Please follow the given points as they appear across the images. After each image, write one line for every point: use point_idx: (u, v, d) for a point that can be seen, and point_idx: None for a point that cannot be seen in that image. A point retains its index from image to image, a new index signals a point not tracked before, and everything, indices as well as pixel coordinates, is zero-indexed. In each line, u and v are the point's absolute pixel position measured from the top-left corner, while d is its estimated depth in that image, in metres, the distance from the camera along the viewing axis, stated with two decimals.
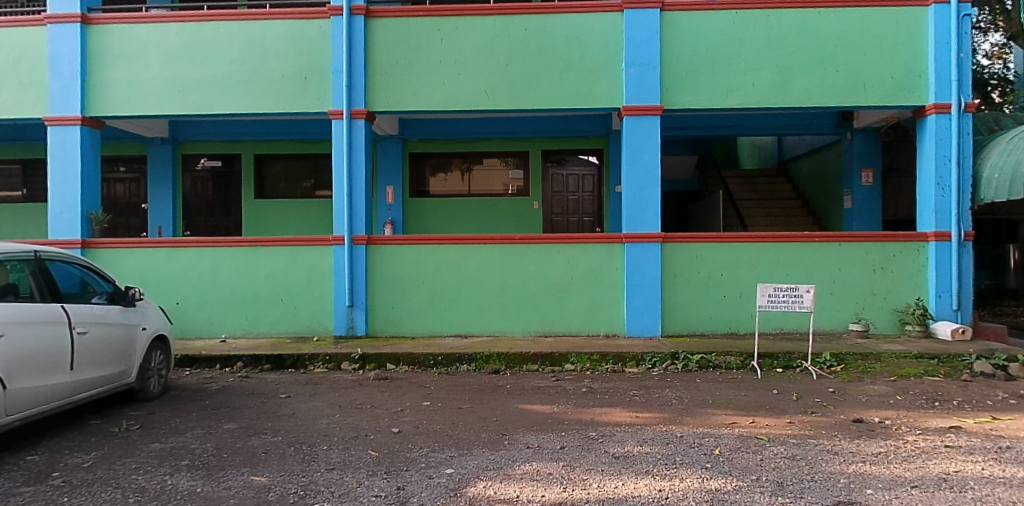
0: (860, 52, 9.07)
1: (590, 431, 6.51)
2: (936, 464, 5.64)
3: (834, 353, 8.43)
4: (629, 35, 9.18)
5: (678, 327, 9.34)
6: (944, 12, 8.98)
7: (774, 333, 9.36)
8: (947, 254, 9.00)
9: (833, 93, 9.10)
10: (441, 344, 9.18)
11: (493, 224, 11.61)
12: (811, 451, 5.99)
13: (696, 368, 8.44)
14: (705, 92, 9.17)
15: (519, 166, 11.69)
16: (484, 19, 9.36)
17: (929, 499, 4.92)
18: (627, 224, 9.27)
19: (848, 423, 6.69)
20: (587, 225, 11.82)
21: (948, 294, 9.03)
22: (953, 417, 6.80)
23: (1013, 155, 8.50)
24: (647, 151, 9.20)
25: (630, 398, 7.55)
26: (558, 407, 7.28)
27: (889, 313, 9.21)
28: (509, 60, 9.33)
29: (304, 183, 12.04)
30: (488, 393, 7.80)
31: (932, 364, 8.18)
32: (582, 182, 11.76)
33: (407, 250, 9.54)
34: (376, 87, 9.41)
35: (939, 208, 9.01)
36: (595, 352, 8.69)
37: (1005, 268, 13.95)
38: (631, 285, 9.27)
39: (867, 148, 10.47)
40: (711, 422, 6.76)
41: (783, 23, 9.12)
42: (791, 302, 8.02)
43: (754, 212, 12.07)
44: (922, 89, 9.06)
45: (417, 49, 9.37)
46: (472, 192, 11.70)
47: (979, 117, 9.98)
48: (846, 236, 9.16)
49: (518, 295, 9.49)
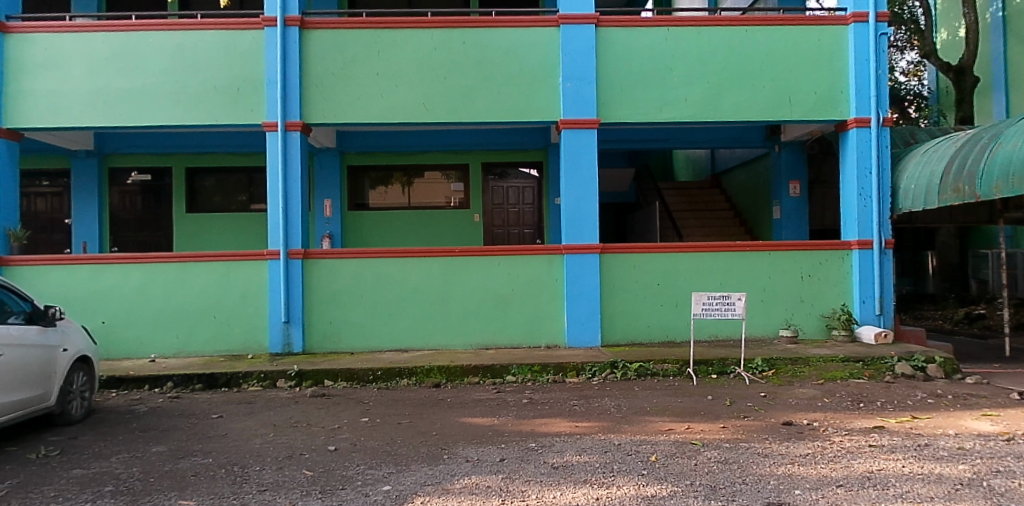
0: (786, 69, 9.43)
1: (529, 442, 6.51)
2: (861, 463, 5.85)
3: (766, 358, 8.66)
4: (566, 50, 9.32)
5: (618, 336, 9.46)
6: (863, 31, 9.43)
7: (709, 340, 9.56)
8: (869, 261, 9.41)
9: (761, 108, 9.42)
10: (379, 358, 9.04)
11: (435, 237, 11.56)
12: (743, 454, 6.14)
13: (635, 376, 8.58)
14: (639, 107, 9.39)
15: (460, 179, 11.70)
16: (422, 31, 9.34)
17: (853, 498, 5.08)
18: (566, 236, 9.37)
19: (778, 426, 6.88)
20: (528, 237, 11.95)
21: (871, 300, 9.42)
22: (877, 417, 7.08)
23: (927, 168, 8.94)
24: (585, 164, 9.34)
25: (569, 407, 7.60)
26: (498, 419, 7.26)
27: (817, 319, 9.55)
28: (448, 73, 9.34)
29: (239, 197, 11.81)
30: (428, 407, 7.73)
31: (857, 367, 8.50)
32: (523, 194, 11.85)
33: (345, 263, 9.39)
34: (311, 100, 9.32)
35: (861, 218, 9.42)
36: (536, 363, 8.70)
37: (923, 274, 15.01)
38: (572, 295, 9.35)
39: (793, 161, 10.85)
40: (647, 429, 6.85)
41: (712, 40, 9.42)
42: (723, 310, 8.23)
43: (690, 224, 12.37)
44: (844, 105, 9.49)
45: (354, 62, 9.30)
46: (412, 205, 11.64)
47: (897, 132, 10.49)
48: (775, 245, 9.46)
49: (458, 308, 9.44)
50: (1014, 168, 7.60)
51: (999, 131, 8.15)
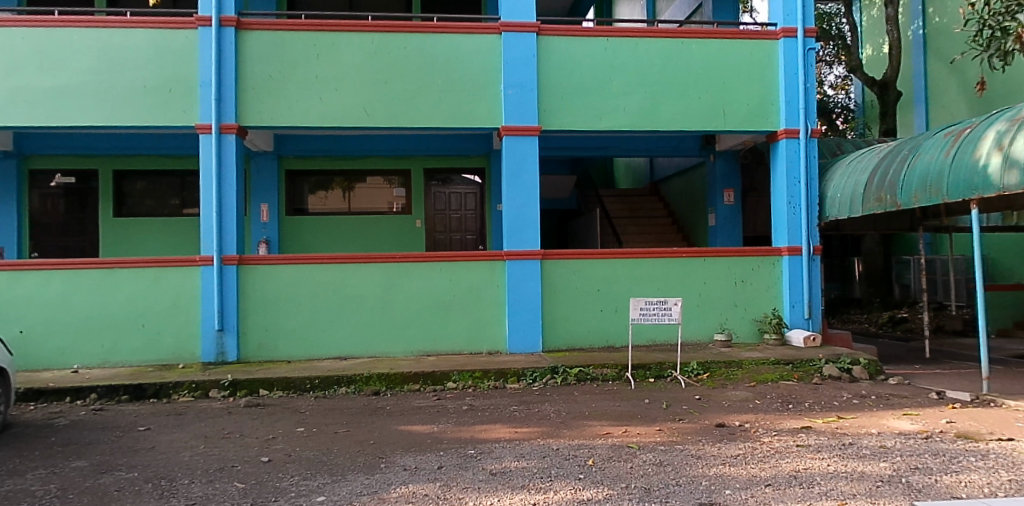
0: (720, 80, 9.72)
1: (468, 449, 6.48)
2: (788, 463, 6.04)
3: (701, 361, 8.85)
4: (507, 58, 9.37)
5: (559, 342, 9.53)
6: (792, 45, 9.79)
7: (647, 345, 9.72)
8: (798, 266, 9.75)
9: (697, 118, 9.67)
10: (318, 367, 8.86)
11: (376, 243, 11.43)
12: (677, 456, 6.26)
13: (574, 381, 8.65)
14: (580, 115, 9.51)
15: (402, 185, 11.61)
16: (363, 35, 9.25)
17: (781, 496, 5.22)
18: (508, 242, 9.40)
19: (712, 428, 7.04)
20: (470, 244, 11.92)
21: (801, 304, 9.76)
22: (805, 417, 7.33)
23: (852, 178, 9.35)
24: (526, 170, 9.40)
25: (510, 413, 7.61)
26: (438, 426, 7.20)
27: (750, 323, 9.82)
28: (389, 78, 9.26)
29: (171, 200, 11.44)
30: (367, 415, 7.62)
31: (787, 369, 8.79)
32: (466, 200, 11.84)
33: (282, 269, 9.19)
34: (247, 101, 9.10)
35: (791, 225, 9.76)
36: (477, 369, 8.66)
37: (850, 280, 15.68)
38: (512, 302, 9.37)
39: (728, 170, 11.13)
40: (586, 433, 6.91)
41: (650, 51, 9.62)
42: (660, 315, 8.40)
43: (629, 230, 12.61)
44: (774, 116, 9.83)
45: (292, 64, 9.13)
46: (352, 210, 11.48)
47: (825, 143, 10.90)
48: (710, 251, 9.71)
49: (399, 315, 9.34)
50: (931, 178, 8.01)
51: (917, 143, 8.59)
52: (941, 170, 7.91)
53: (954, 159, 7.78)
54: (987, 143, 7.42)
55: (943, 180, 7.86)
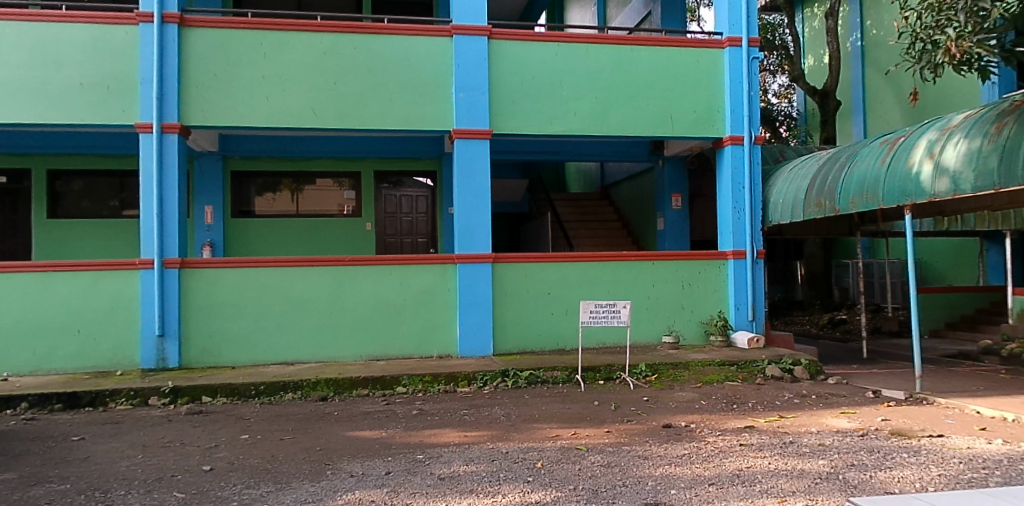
0: (668, 87, 9.90)
1: (417, 454, 6.42)
2: (732, 462, 6.17)
3: (649, 363, 8.98)
4: (458, 61, 9.36)
5: (510, 345, 9.55)
6: (738, 54, 10.04)
7: (597, 348, 9.82)
8: (743, 270, 9.99)
9: (646, 124, 9.83)
10: (264, 373, 8.67)
11: (324, 246, 11.27)
12: (624, 457, 6.33)
13: (525, 384, 8.67)
14: (531, 119, 9.56)
15: (353, 187, 11.48)
16: (311, 35, 9.11)
17: (724, 495, 5.33)
18: (459, 245, 9.37)
19: (658, 428, 7.15)
20: (421, 247, 11.86)
21: (745, 306, 10.02)
22: (748, 417, 7.51)
23: (793, 183, 9.64)
24: (477, 173, 9.39)
25: (459, 417, 7.57)
26: (386, 432, 7.12)
27: (696, 325, 10.02)
28: (338, 79, 9.14)
29: (110, 202, 11.06)
30: (314, 421, 7.49)
31: (732, 370, 9.00)
32: (416, 203, 11.79)
33: (226, 273, 8.97)
34: (190, 100, 8.86)
35: (735, 230, 10.01)
36: (427, 373, 8.59)
37: (793, 282, 16.14)
38: (463, 305, 9.35)
39: (676, 176, 11.31)
40: (535, 436, 6.93)
41: (600, 57, 9.74)
42: (610, 318, 8.49)
43: (580, 234, 12.75)
44: (720, 123, 10.06)
45: (238, 63, 8.94)
46: (300, 213, 11.30)
47: (768, 150, 11.23)
48: (658, 255, 9.87)
49: (347, 319, 9.21)
50: (867, 184, 8.32)
51: (855, 151, 8.92)
52: (877, 176, 8.22)
53: (888, 166, 8.10)
54: (919, 151, 7.75)
55: (878, 186, 8.17)
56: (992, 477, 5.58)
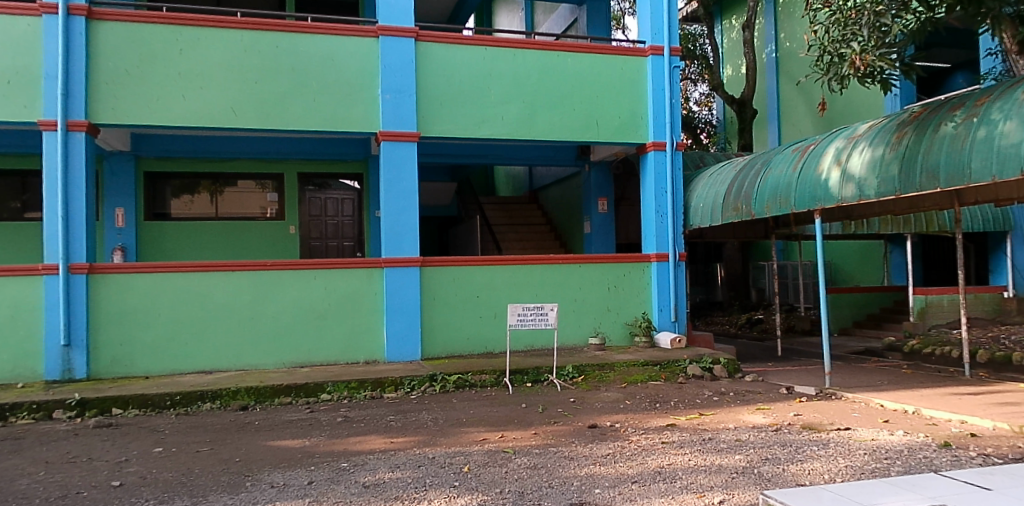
0: (594, 93, 10.09)
1: (341, 462, 6.31)
2: (654, 459, 6.33)
3: (576, 365, 9.11)
4: (385, 62, 9.26)
5: (438, 349, 9.49)
6: (660, 62, 10.33)
7: (525, 350, 9.90)
8: (666, 272, 10.28)
9: (573, 129, 9.99)
10: (180, 382, 8.31)
11: (246, 250, 10.93)
12: (551, 458, 6.40)
13: (453, 388, 8.65)
14: (458, 122, 9.56)
15: (276, 189, 11.19)
16: (231, 32, 8.83)
17: (645, 492, 5.46)
18: (386, 249, 9.27)
19: (584, 429, 7.25)
20: (348, 250, 11.69)
21: (667, 308, 10.30)
22: (670, 415, 7.72)
23: (712, 189, 10.00)
24: (405, 176, 9.32)
25: (386, 423, 7.48)
26: (310, 440, 6.96)
27: (622, 326, 10.23)
28: (259, 77, 8.88)
29: (11, 203, 10.39)
30: (233, 432, 7.23)
31: (655, 370, 9.24)
32: (342, 206, 11.60)
33: (139, 278, 8.56)
34: (100, 97, 8.42)
35: (658, 233, 10.28)
36: (353, 379, 8.44)
37: (713, 284, 16.70)
38: (390, 310, 9.25)
39: (602, 180, 11.51)
40: (462, 440, 6.92)
41: (527, 62, 9.84)
42: (537, 320, 8.56)
43: (509, 237, 12.84)
44: (643, 129, 10.32)
45: (151, 59, 8.57)
46: (220, 216, 10.93)
47: (689, 156, 11.60)
48: (584, 258, 10.04)
49: (270, 325, 8.95)
50: (780, 190, 8.72)
51: (769, 158, 9.35)
52: (789, 182, 8.63)
53: (800, 172, 8.52)
54: (828, 159, 8.19)
55: (790, 191, 8.58)
56: (893, 466, 5.93)
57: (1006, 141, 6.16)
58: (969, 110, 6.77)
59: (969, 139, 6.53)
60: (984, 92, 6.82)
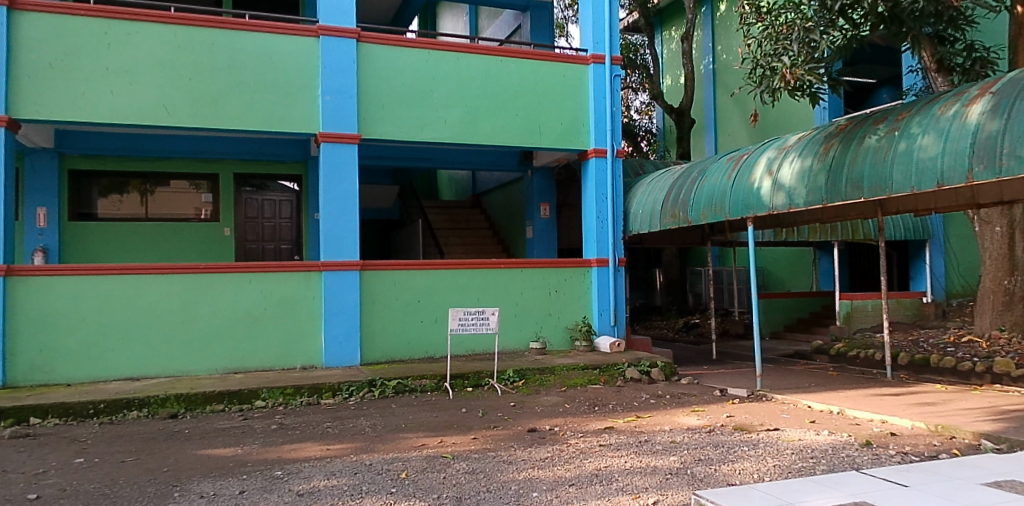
0: (536, 99, 10.19)
1: (275, 470, 6.16)
2: (591, 462, 6.41)
3: (517, 369, 9.16)
4: (325, 63, 9.12)
5: (377, 354, 9.40)
6: (601, 70, 10.50)
7: (466, 355, 9.90)
8: (606, 277, 10.44)
9: (515, 134, 10.06)
10: (104, 390, 7.96)
11: (178, 252, 10.59)
12: (489, 463, 6.41)
13: (392, 394, 8.59)
14: (401, 125, 9.50)
15: (211, 190, 10.88)
16: (163, 27, 8.54)
17: (582, 495, 5.51)
18: (324, 252, 9.12)
19: (523, 433, 7.29)
20: (285, 253, 11.47)
21: (607, 312, 10.46)
22: (608, 418, 7.84)
23: (651, 196, 10.23)
24: (345, 179, 9.20)
25: (322, 430, 7.35)
26: (242, 449, 6.77)
27: (562, 331, 10.33)
28: (193, 75, 8.62)
29: None
30: (161, 441, 6.96)
31: (595, 374, 9.38)
32: (280, 208, 11.39)
33: (62, 281, 8.18)
34: (21, 91, 8.01)
35: (598, 239, 10.45)
36: (289, 385, 8.27)
37: (653, 289, 17.05)
38: (329, 315, 9.10)
39: (544, 186, 11.64)
40: (401, 446, 6.86)
41: (470, 66, 9.85)
42: (478, 325, 8.56)
43: (451, 242, 12.84)
44: (585, 136, 10.47)
45: (78, 52, 8.22)
46: (150, 217, 10.55)
47: (629, 163, 11.83)
48: (526, 262, 10.10)
49: (202, 330, 8.68)
50: (716, 198, 8.97)
51: (705, 167, 9.61)
52: (724, 190, 8.90)
53: (734, 181, 8.79)
54: (760, 169, 8.48)
55: (725, 199, 8.84)
56: (818, 465, 6.16)
57: (923, 154, 6.49)
58: (890, 125, 7.11)
59: (891, 152, 6.85)
60: (904, 107, 7.18)
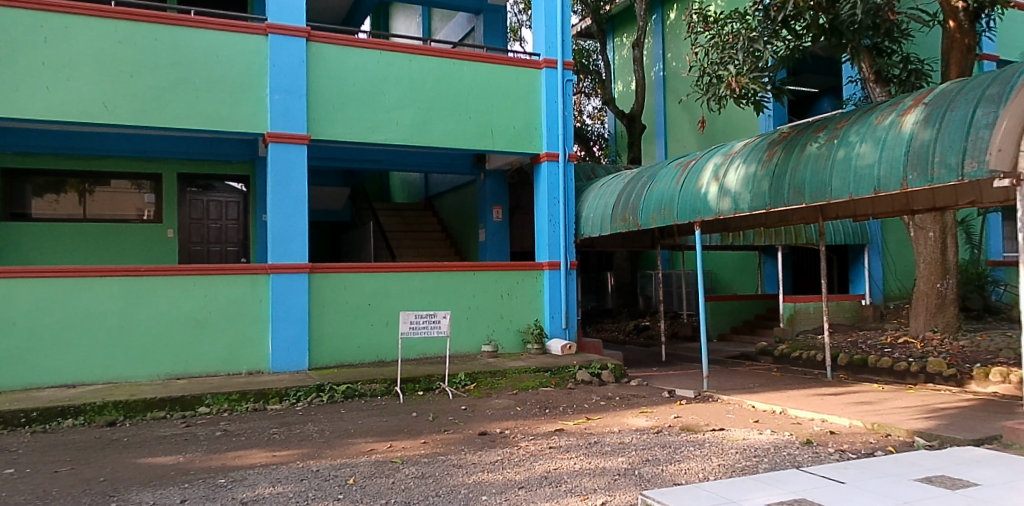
0: (489, 102, 10.21)
1: (218, 478, 6.00)
2: (541, 464, 6.44)
3: (468, 372, 9.15)
4: (274, 62, 8.97)
5: (326, 359, 9.27)
6: (553, 75, 10.60)
7: (417, 358, 9.85)
8: (557, 280, 10.53)
9: (467, 137, 10.06)
10: (37, 397, 7.63)
11: (119, 255, 10.26)
12: (439, 467, 6.38)
13: (342, 398, 8.48)
14: (351, 127, 9.40)
15: (154, 190, 10.58)
16: (104, 21, 8.26)
17: (531, 497, 5.53)
18: (272, 255, 8.96)
19: (474, 437, 7.28)
20: (232, 256, 11.21)
21: (559, 315, 10.55)
22: (558, 420, 7.90)
23: (602, 200, 10.37)
24: (294, 180, 9.05)
25: (269, 436, 7.20)
26: (184, 457, 6.58)
27: (514, 334, 10.37)
28: (135, 71, 8.36)
29: None
30: (98, 450, 6.72)
31: (546, 376, 9.44)
32: (226, 209, 11.16)
33: None
34: None
35: (550, 242, 10.53)
36: (234, 391, 8.10)
37: (604, 292, 17.25)
38: (276, 319, 8.94)
39: (497, 189, 11.63)
40: (349, 451, 6.76)
41: (422, 68, 9.82)
42: (430, 328, 8.51)
43: (404, 245, 12.78)
44: (537, 140, 10.55)
45: (10, 45, 7.87)
46: (89, 217, 10.19)
47: (581, 168, 11.95)
48: (478, 265, 10.11)
49: (143, 335, 8.41)
50: (665, 202, 9.15)
51: (654, 171, 9.79)
52: (672, 195, 9.07)
53: (682, 186, 8.97)
54: (707, 174, 8.67)
55: (673, 204, 9.01)
56: (761, 464, 6.32)
57: (861, 162, 6.74)
58: (830, 133, 7.36)
59: (830, 159, 7.10)
60: (843, 116, 7.45)
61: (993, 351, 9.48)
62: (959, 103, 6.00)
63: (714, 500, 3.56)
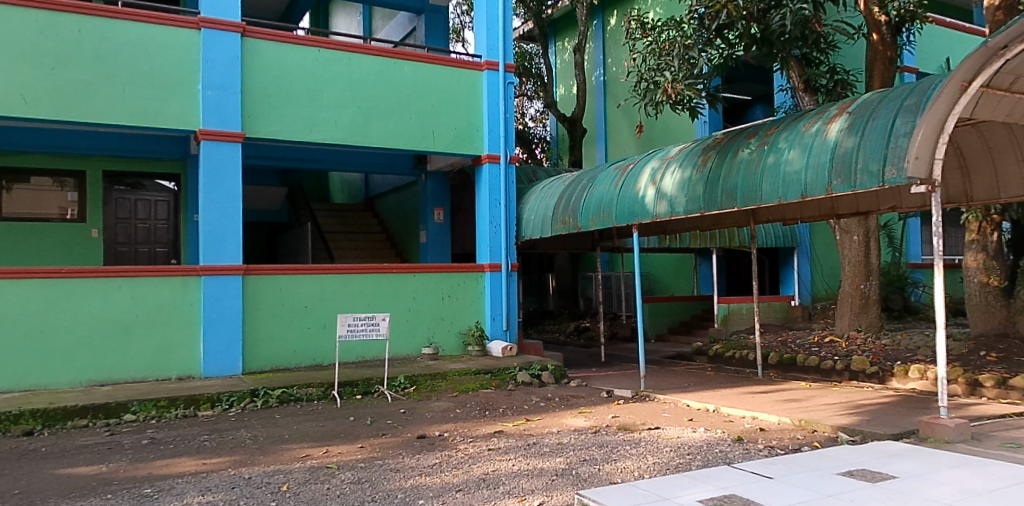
0: (430, 103, 10.16)
1: (144, 488, 5.78)
2: (478, 466, 6.44)
3: (408, 375, 9.11)
4: (206, 57, 8.71)
5: (261, 363, 9.06)
6: (495, 77, 10.63)
7: (356, 362, 9.73)
8: (498, 282, 10.57)
9: (408, 137, 10.00)
10: None
11: (38, 256, 9.78)
12: (376, 471, 6.30)
13: (277, 403, 8.29)
14: (288, 125, 9.21)
15: (77, 188, 10.15)
16: (23, 10, 7.86)
17: (468, 500, 5.52)
18: (204, 256, 8.69)
19: (412, 440, 7.22)
20: (161, 257, 10.81)
21: (499, 317, 10.58)
22: (498, 422, 7.92)
23: (544, 202, 10.46)
24: (228, 179, 8.80)
25: (199, 443, 6.98)
26: (107, 466, 6.31)
27: (454, 336, 10.36)
28: (56, 64, 7.98)
29: None
30: (14, 461, 6.38)
31: (486, 378, 9.47)
32: (155, 208, 10.80)
33: None
34: None
35: (491, 244, 10.56)
36: (162, 398, 7.81)
37: (546, 293, 17.42)
38: (208, 322, 8.68)
39: (438, 190, 11.55)
40: (284, 458, 6.62)
41: (362, 67, 9.70)
42: (368, 331, 8.40)
43: (343, 246, 12.61)
44: (478, 141, 10.55)
45: None
46: (6, 216, 9.68)
47: (522, 170, 12.04)
48: (418, 267, 10.06)
49: (63, 339, 8.01)
50: (604, 205, 9.28)
51: (594, 175, 9.94)
52: (611, 198, 9.22)
53: (620, 189, 9.13)
54: (644, 178, 8.84)
55: (612, 207, 9.16)
56: (693, 461, 6.47)
57: (790, 168, 6.99)
58: (761, 139, 7.62)
59: (761, 164, 7.34)
60: (773, 124, 7.72)
61: (912, 349, 9.97)
62: (880, 112, 6.27)
63: (647, 497, 3.65)
